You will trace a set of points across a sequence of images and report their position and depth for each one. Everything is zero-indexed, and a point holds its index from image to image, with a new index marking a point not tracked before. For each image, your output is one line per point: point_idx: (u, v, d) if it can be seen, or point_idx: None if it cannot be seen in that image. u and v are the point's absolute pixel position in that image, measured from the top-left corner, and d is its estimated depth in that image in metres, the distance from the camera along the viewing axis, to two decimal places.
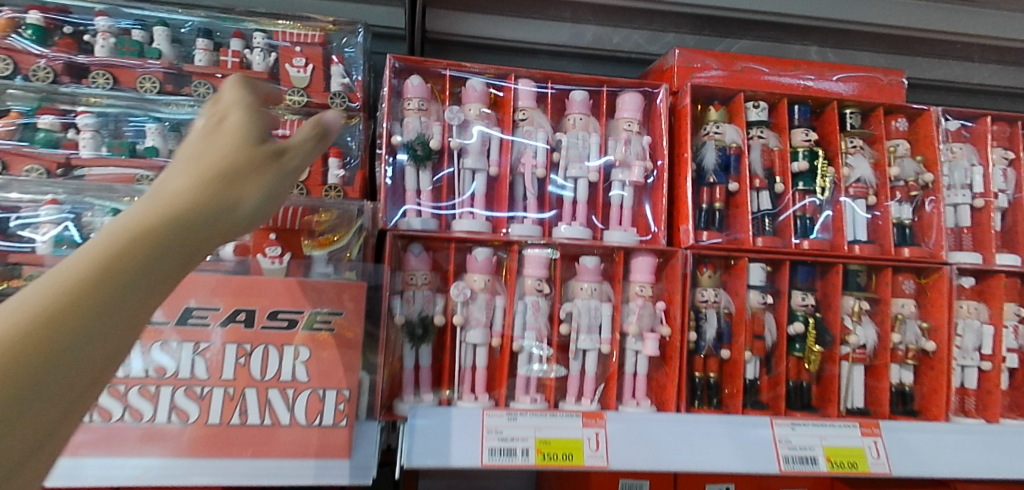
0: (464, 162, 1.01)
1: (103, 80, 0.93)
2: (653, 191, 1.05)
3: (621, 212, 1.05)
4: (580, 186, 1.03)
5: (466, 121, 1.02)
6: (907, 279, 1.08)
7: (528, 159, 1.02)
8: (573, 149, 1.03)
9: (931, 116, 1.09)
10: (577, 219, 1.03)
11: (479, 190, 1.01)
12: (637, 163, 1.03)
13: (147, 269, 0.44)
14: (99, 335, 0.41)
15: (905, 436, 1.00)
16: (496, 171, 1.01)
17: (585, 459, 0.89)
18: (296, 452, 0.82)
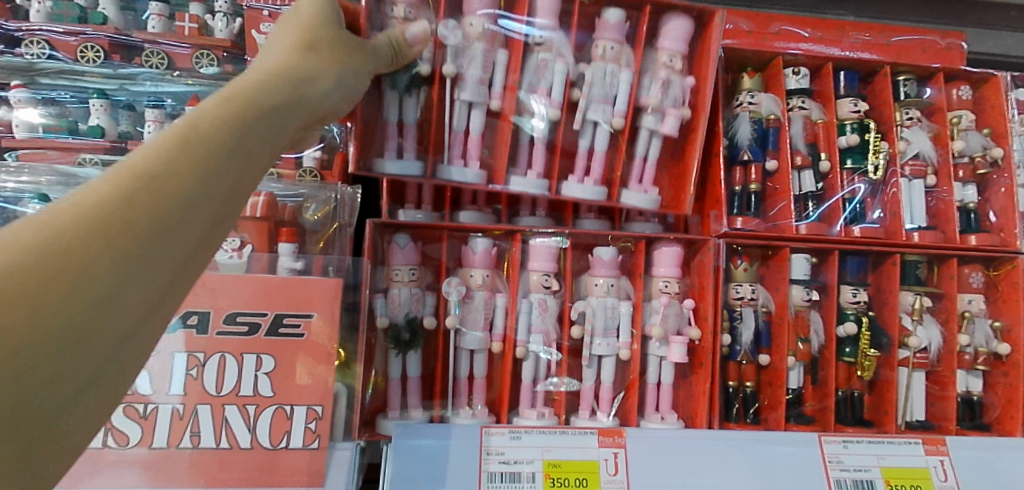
0: (459, 93, 0.84)
1: (39, 49, 0.81)
2: (685, 149, 0.91)
3: (640, 166, 0.91)
4: (600, 134, 0.88)
5: (466, 40, 0.83)
6: (974, 271, 0.93)
7: (541, 96, 0.86)
8: (597, 85, 0.86)
9: (1000, 83, 0.94)
10: (593, 174, 0.89)
11: (477, 130, 0.85)
12: (671, 112, 0.88)
13: (200, 197, 0.44)
14: (156, 262, 0.40)
15: (978, 455, 0.85)
16: (498, 106, 0.85)
17: (601, 486, 0.76)
18: (259, 481, 0.69)
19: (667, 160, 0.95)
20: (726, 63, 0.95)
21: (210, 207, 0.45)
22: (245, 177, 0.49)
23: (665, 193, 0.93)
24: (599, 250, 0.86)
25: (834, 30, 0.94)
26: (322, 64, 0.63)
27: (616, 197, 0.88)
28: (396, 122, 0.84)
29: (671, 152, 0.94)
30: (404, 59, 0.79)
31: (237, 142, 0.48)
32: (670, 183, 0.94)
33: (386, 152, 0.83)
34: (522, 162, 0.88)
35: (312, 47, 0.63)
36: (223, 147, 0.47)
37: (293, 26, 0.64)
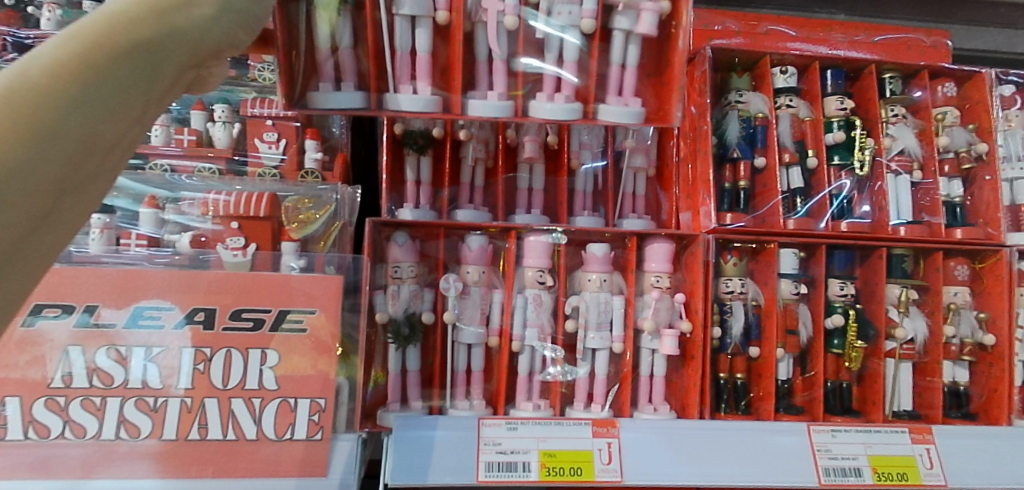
0: (400, 8, 0.79)
1: None
2: (668, 52, 0.87)
3: (618, 75, 0.86)
4: (569, 43, 0.84)
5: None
6: (960, 264, 0.95)
7: (494, 3, 0.80)
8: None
9: (983, 80, 0.96)
10: (564, 89, 0.84)
11: (423, 48, 0.82)
12: (646, 8, 0.83)
13: (34, 172, 0.33)
14: None
15: (961, 443, 0.88)
16: (445, 16, 0.81)
17: (596, 474, 0.78)
18: (267, 471, 0.72)
19: (653, 68, 0.89)
20: (715, 63, 0.97)
21: (48, 181, 0.34)
22: (111, 130, 0.37)
23: (656, 106, 0.89)
24: (592, 247, 0.89)
25: (818, 27, 0.99)
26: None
27: (590, 115, 0.84)
28: (329, 45, 0.79)
29: (655, 64, 0.89)
30: None
31: (99, 88, 0.36)
32: (657, 97, 0.89)
33: (323, 81, 0.79)
34: (482, 85, 0.85)
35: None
36: (73, 100, 0.34)
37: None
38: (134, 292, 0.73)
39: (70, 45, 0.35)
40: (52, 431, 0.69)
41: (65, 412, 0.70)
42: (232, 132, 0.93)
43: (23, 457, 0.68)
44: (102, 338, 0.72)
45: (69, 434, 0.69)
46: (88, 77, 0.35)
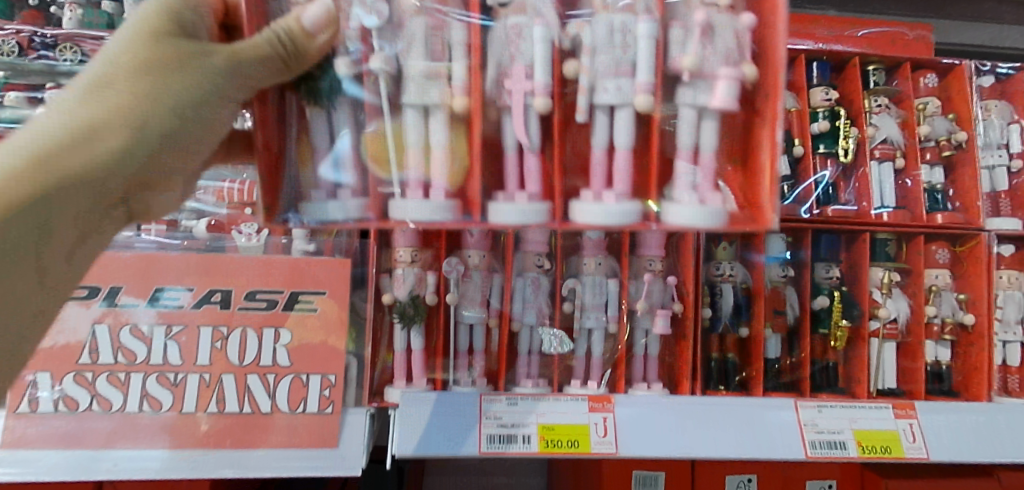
0: (405, 93, 0.66)
1: (71, 52, 0.88)
2: (768, 117, 0.65)
3: (692, 162, 0.68)
4: (622, 120, 0.67)
5: (398, 16, 0.66)
6: (940, 247, 1.00)
7: (519, 82, 0.65)
8: (602, 53, 0.65)
9: (962, 73, 1.00)
10: (619, 186, 0.68)
11: (439, 141, 0.67)
12: (722, 76, 0.64)
13: None
14: None
15: (943, 418, 0.92)
16: (462, 103, 0.65)
17: (592, 446, 0.83)
18: (281, 442, 0.77)
19: (738, 147, 0.70)
20: None
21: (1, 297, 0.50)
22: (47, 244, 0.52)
23: (744, 194, 0.68)
24: (588, 233, 0.93)
25: (807, 24, 1.03)
26: (180, 88, 0.56)
27: (652, 216, 0.66)
28: (329, 146, 0.68)
29: (737, 146, 0.70)
30: (304, 58, 0.61)
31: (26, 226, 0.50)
32: (742, 187, 0.69)
33: (316, 191, 0.67)
34: (512, 183, 0.69)
35: (170, 68, 0.55)
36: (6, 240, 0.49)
37: (138, 35, 0.55)
38: (154, 275, 0.78)
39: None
40: (80, 404, 0.74)
41: (92, 386, 0.75)
42: None
43: (54, 428, 0.73)
44: (124, 318, 0.76)
45: (96, 407, 0.74)
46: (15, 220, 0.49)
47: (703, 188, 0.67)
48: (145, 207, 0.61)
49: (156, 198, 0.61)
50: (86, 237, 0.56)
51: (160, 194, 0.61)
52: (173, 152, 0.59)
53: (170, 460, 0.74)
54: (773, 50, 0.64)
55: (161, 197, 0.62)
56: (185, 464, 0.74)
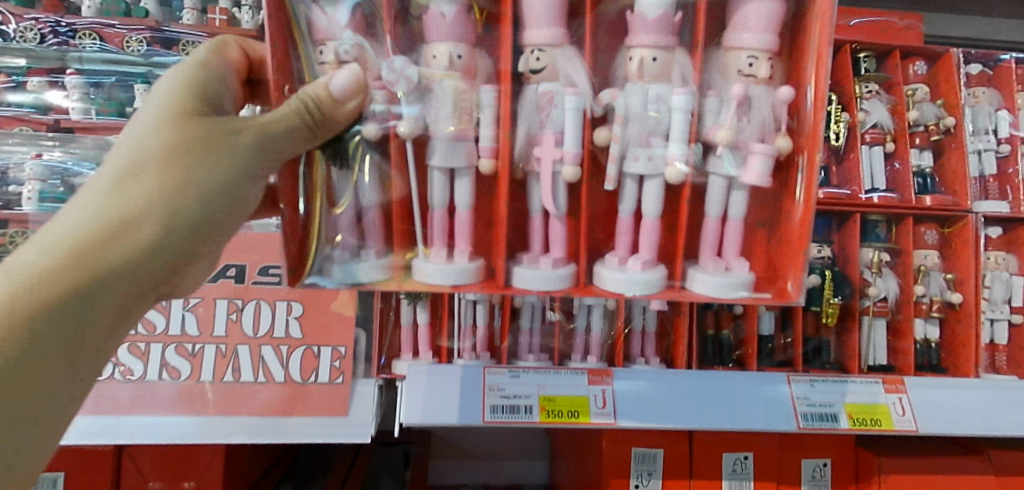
0: (436, 160, 0.72)
1: (90, 40, 0.92)
2: (793, 196, 0.72)
3: (716, 229, 0.76)
4: (649, 189, 0.74)
5: (426, 82, 0.70)
6: (929, 229, 1.04)
7: (549, 150, 0.71)
8: (634, 123, 0.72)
9: (952, 58, 1.03)
10: (642, 251, 0.75)
11: (463, 203, 0.75)
12: (755, 151, 0.71)
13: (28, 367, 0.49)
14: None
15: (932, 393, 0.95)
16: (489, 165, 0.71)
17: (592, 416, 0.86)
18: (291, 410, 0.80)
19: (760, 217, 0.77)
20: None
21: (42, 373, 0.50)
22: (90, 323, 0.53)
23: (766, 264, 0.76)
24: None
25: None
26: (214, 171, 0.58)
27: (679, 284, 0.73)
28: (352, 205, 0.73)
29: (760, 219, 0.77)
30: (331, 124, 0.65)
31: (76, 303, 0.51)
32: (763, 261, 0.76)
33: (340, 248, 0.72)
34: (538, 244, 0.76)
35: (204, 149, 0.58)
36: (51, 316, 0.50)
37: (171, 121, 0.57)
38: None
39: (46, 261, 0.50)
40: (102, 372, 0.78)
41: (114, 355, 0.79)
42: None
43: None
44: None
45: (118, 376, 0.78)
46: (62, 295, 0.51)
47: (723, 259, 0.75)
48: (172, 289, 0.62)
49: (186, 279, 0.63)
50: (131, 314, 0.57)
51: (187, 277, 0.63)
52: (210, 233, 0.60)
53: (187, 427, 0.77)
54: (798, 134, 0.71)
55: (193, 275, 0.63)
56: (201, 430, 0.77)
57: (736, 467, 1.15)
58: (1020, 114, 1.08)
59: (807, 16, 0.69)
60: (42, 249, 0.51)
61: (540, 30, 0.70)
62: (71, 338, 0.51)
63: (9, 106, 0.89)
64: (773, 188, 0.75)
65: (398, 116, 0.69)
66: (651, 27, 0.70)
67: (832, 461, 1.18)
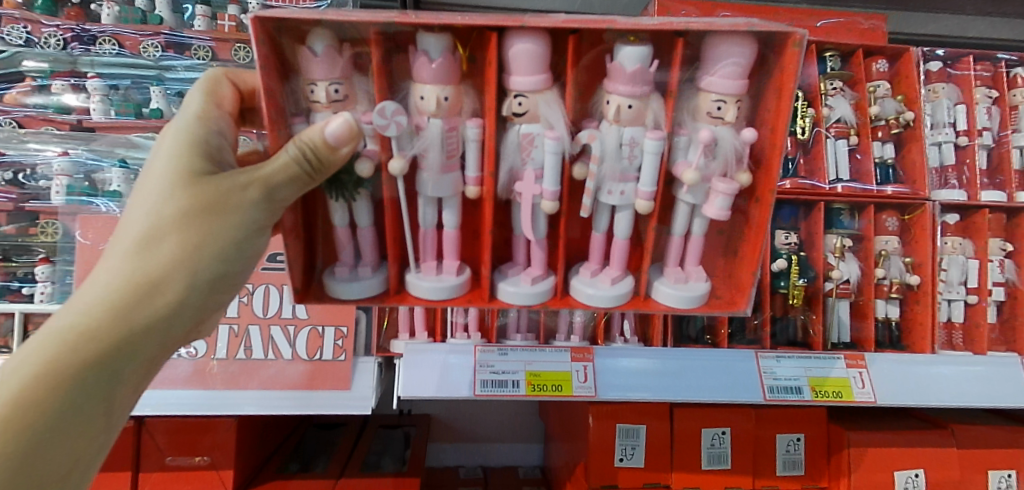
0: (425, 189, 0.75)
1: (109, 45, 1.00)
2: (753, 227, 0.77)
3: (680, 245, 0.82)
4: (621, 220, 0.79)
5: (415, 119, 0.71)
6: (890, 216, 1.12)
7: (529, 185, 0.75)
8: (609, 164, 0.75)
9: (911, 57, 1.11)
10: (614, 264, 0.81)
11: (450, 224, 0.79)
12: (718, 190, 0.75)
13: (76, 398, 0.61)
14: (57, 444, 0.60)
15: (891, 368, 1.01)
16: (475, 193, 0.74)
17: (573, 390, 0.94)
18: (297, 384, 0.87)
19: (721, 236, 0.83)
20: None
21: (90, 401, 0.61)
22: (130, 359, 0.64)
23: (725, 279, 0.83)
24: None
25: (768, 14, 1.14)
26: (221, 233, 0.64)
27: (646, 300, 0.80)
28: (347, 224, 0.78)
29: (721, 237, 0.83)
30: (330, 165, 0.66)
31: (118, 346, 0.62)
32: (721, 275, 0.83)
33: (340, 264, 0.79)
34: (520, 257, 0.82)
35: (211, 213, 0.64)
36: (98, 356, 0.61)
37: (180, 186, 0.63)
38: None
39: (94, 312, 0.61)
40: None
41: None
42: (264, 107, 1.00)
43: None
44: None
45: None
46: (104, 340, 0.62)
47: (686, 272, 0.82)
48: (201, 328, 0.71)
49: (213, 317, 0.71)
50: (165, 351, 0.67)
51: (214, 315, 0.71)
52: (226, 286, 0.68)
53: (205, 398, 0.86)
54: (761, 172, 0.74)
55: (218, 316, 0.72)
56: (216, 402, 0.85)
57: (714, 441, 1.16)
58: (977, 108, 1.15)
59: (781, 64, 0.69)
60: (92, 300, 0.62)
61: (522, 78, 0.69)
62: (110, 384, 0.63)
63: (34, 107, 0.96)
64: (736, 215, 0.80)
65: (388, 153, 0.71)
66: (628, 79, 0.70)
67: (807, 436, 1.18)
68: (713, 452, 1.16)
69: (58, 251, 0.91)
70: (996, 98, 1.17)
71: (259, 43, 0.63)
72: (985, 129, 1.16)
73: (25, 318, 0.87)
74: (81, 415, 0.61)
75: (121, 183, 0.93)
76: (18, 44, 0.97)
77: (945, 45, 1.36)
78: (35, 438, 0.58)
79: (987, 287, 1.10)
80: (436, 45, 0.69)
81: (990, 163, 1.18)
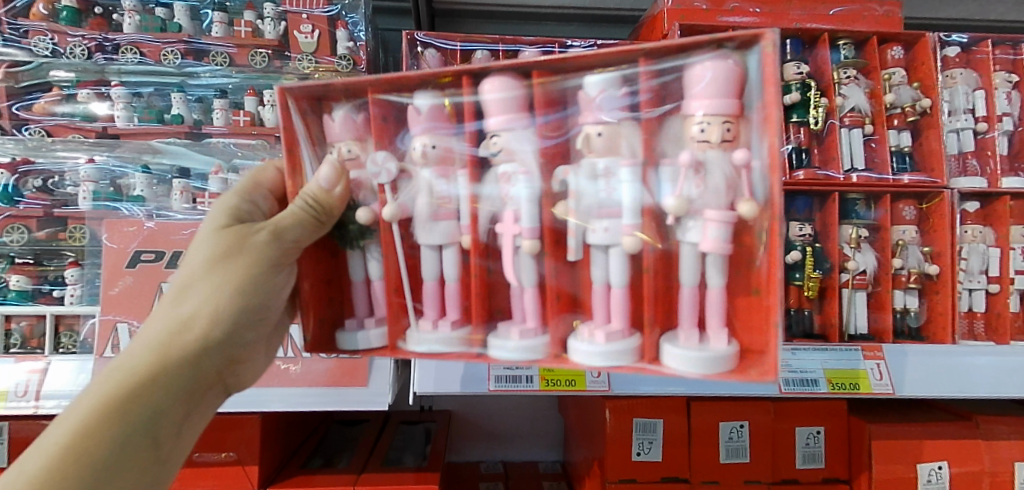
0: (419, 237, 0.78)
1: (131, 54, 1.02)
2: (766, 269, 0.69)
3: (693, 297, 0.75)
4: (613, 260, 0.75)
5: (409, 168, 0.76)
6: (907, 205, 1.10)
7: (508, 224, 0.75)
8: (586, 197, 0.73)
9: (928, 43, 1.09)
10: (615, 316, 0.75)
11: (451, 276, 0.79)
12: (708, 218, 0.71)
13: (126, 433, 0.63)
14: (110, 475, 0.61)
15: (909, 359, 1.00)
16: (468, 240, 0.77)
17: (587, 385, 0.95)
18: (317, 380, 0.90)
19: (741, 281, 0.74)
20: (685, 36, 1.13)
21: (139, 436, 0.64)
22: (173, 396, 0.67)
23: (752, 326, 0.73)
24: None
25: (781, 4, 1.13)
26: (243, 272, 0.70)
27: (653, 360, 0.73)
28: (362, 279, 0.81)
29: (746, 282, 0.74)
30: (331, 211, 0.73)
31: (161, 381, 0.66)
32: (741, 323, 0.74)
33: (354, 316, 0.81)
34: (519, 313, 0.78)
35: (232, 255, 0.70)
36: (143, 391, 0.65)
37: (206, 236, 0.71)
38: None
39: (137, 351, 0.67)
40: None
41: None
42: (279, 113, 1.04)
43: None
44: None
45: None
46: (148, 373, 0.66)
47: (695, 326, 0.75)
48: (239, 373, 0.75)
49: (247, 364, 0.75)
50: (204, 391, 0.70)
51: (249, 360, 0.76)
52: (253, 324, 0.73)
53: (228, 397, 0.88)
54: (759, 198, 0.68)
55: (251, 365, 0.76)
56: (239, 401, 0.88)
57: (732, 435, 1.16)
58: (997, 92, 1.13)
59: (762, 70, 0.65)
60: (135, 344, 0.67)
61: (498, 118, 0.72)
62: (155, 420, 0.65)
63: (64, 115, 1.00)
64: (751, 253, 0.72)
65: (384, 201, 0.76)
66: (592, 107, 0.72)
67: (827, 429, 1.17)
68: (731, 446, 1.16)
69: (87, 254, 0.94)
70: (1016, 82, 1.15)
71: (286, 113, 0.73)
72: (1005, 114, 1.14)
73: (56, 319, 0.90)
74: (133, 447, 0.63)
75: (145, 189, 0.98)
76: (45, 55, 0.99)
77: (965, 27, 1.34)
78: (94, 471, 0.61)
79: (1008, 276, 1.09)
80: (425, 99, 0.74)
81: (1012, 148, 1.16)
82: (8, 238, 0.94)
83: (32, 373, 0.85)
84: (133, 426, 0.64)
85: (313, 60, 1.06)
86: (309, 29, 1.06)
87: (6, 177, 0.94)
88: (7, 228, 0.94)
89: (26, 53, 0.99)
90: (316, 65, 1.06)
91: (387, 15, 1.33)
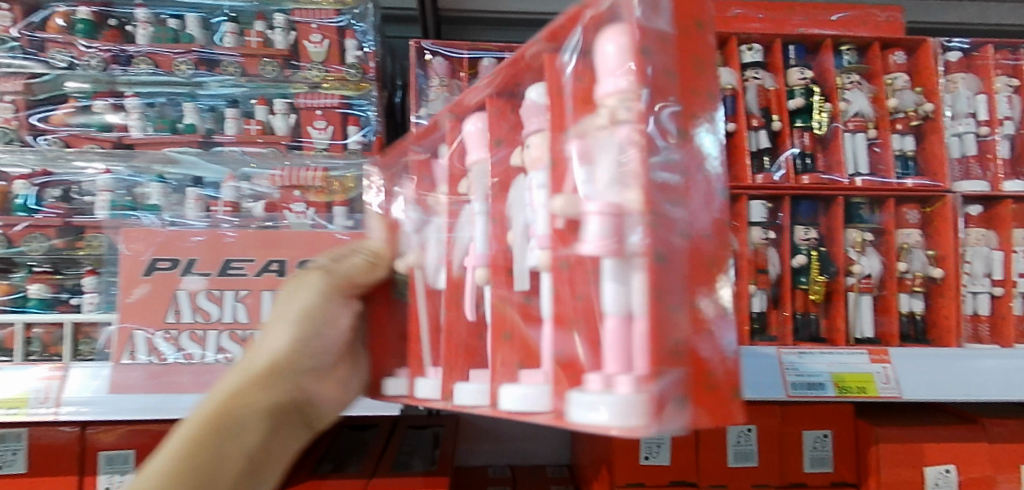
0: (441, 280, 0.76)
1: (146, 65, 1.04)
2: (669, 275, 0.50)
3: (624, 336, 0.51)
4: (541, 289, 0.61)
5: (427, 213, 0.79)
6: (911, 209, 1.11)
7: (471, 258, 0.69)
8: (517, 217, 0.64)
9: (929, 47, 1.10)
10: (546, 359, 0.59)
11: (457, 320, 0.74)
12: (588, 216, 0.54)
13: (230, 429, 0.81)
14: (228, 455, 0.81)
15: (914, 362, 1.01)
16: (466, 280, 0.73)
17: None
18: None
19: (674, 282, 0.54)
20: None
21: (231, 433, 0.81)
22: (240, 410, 0.81)
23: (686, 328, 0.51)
24: None
25: (783, 10, 1.14)
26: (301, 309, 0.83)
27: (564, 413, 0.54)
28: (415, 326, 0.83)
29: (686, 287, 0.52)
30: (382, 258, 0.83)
31: (238, 398, 0.81)
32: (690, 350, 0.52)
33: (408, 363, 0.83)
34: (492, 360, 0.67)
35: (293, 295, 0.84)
36: (227, 406, 0.80)
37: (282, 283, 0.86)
38: (219, 249, 0.91)
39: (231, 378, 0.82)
40: (167, 356, 0.87)
41: (177, 342, 0.88)
42: (289, 121, 1.06)
43: (146, 376, 0.86)
44: (197, 286, 0.89)
45: (181, 360, 0.87)
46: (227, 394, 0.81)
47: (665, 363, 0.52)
48: (311, 395, 0.86)
49: (318, 391, 0.86)
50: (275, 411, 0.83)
51: (317, 386, 0.86)
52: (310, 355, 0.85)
53: None
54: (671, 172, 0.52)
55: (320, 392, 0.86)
56: None
57: (739, 439, 1.16)
58: (998, 96, 1.14)
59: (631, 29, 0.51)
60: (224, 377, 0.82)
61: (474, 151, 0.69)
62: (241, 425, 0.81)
63: (78, 126, 1.01)
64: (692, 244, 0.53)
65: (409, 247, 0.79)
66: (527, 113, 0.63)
67: (834, 432, 1.18)
68: (739, 450, 1.16)
69: (104, 263, 0.95)
70: (1018, 86, 1.16)
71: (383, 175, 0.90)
72: (1007, 118, 1.15)
73: (75, 327, 0.92)
74: (240, 436, 0.81)
75: (160, 198, 1.00)
76: (62, 67, 1.02)
77: (966, 32, 1.35)
78: (220, 453, 0.80)
79: (1012, 279, 1.09)
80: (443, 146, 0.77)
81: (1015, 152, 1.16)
82: (26, 246, 0.95)
83: (48, 380, 0.86)
84: (242, 425, 0.81)
85: (322, 68, 1.08)
86: (319, 39, 1.08)
87: (26, 188, 0.96)
88: (26, 238, 0.95)
89: (43, 66, 1.01)
90: (325, 73, 1.08)
91: (394, 23, 1.35)
